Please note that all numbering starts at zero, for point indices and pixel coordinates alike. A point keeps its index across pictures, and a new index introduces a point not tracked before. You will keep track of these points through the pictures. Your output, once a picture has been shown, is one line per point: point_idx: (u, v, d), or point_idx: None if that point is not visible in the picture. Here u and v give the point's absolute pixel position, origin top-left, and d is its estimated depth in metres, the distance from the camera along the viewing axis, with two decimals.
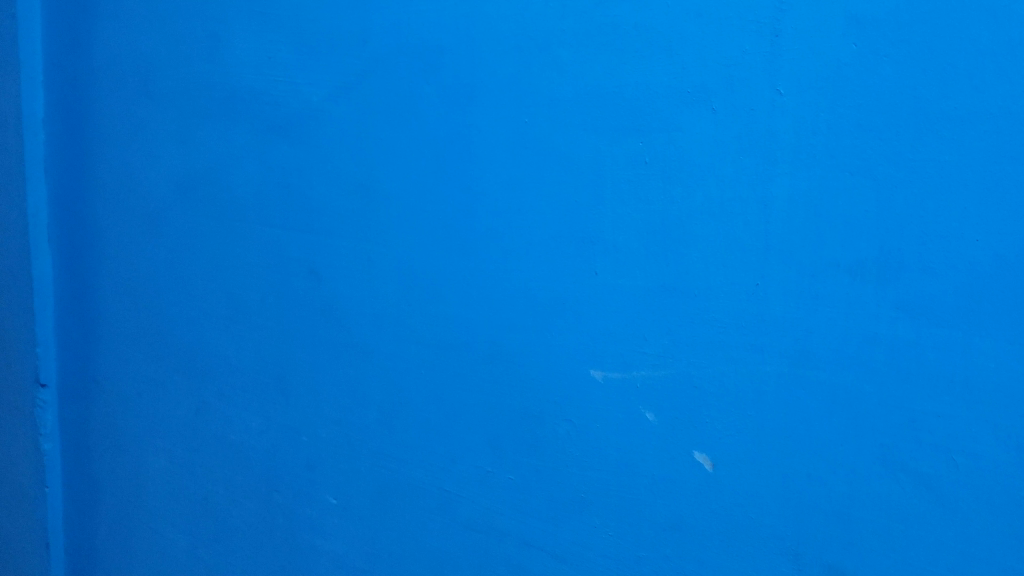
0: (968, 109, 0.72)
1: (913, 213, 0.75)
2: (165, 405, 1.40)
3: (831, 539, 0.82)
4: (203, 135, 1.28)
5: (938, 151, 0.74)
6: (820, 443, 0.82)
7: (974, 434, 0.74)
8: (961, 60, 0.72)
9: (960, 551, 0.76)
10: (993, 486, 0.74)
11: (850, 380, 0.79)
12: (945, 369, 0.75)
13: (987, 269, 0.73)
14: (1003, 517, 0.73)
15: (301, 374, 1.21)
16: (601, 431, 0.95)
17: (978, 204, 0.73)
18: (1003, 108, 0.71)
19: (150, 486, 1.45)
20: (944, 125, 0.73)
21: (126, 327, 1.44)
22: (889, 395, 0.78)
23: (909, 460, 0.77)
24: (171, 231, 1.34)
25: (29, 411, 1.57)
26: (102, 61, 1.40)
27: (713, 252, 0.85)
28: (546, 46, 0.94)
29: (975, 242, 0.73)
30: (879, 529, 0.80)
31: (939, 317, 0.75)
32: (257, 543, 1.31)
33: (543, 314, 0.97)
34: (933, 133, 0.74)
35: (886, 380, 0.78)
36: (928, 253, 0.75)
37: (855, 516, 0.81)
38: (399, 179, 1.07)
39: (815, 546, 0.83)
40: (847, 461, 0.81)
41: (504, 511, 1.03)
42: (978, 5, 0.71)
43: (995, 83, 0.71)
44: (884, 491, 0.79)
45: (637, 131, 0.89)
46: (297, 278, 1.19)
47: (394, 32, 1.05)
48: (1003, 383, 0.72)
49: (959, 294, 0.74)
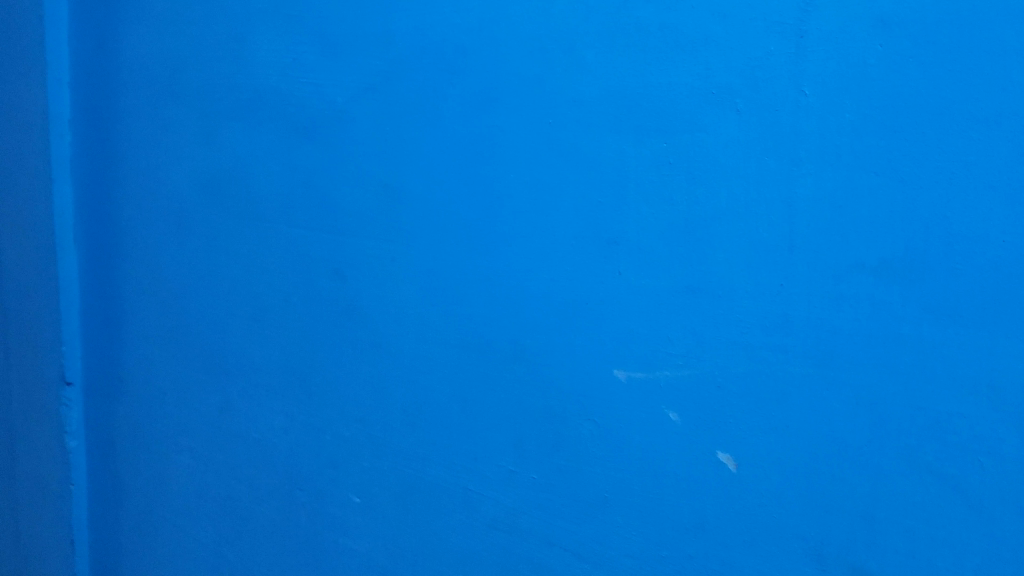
0: (925, 102, 0.77)
1: (916, 205, 0.78)
2: (189, 403, 1.46)
3: (809, 515, 0.86)
4: (230, 137, 1.32)
5: (897, 141, 0.78)
6: (798, 423, 0.86)
7: (942, 409, 0.78)
8: (916, 55, 0.77)
9: (928, 519, 0.80)
10: (959, 457, 0.78)
11: (876, 374, 0.81)
12: (911, 344, 0.79)
13: (944, 251, 0.77)
14: (974, 485, 0.77)
15: (331, 375, 1.24)
16: (598, 417, 0.98)
17: (940, 190, 0.77)
18: (962, 96, 0.75)
19: (179, 479, 1.50)
20: (905, 117, 0.78)
21: (157, 323, 1.49)
22: (862, 373, 0.82)
23: (884, 435, 0.81)
24: (203, 231, 1.38)
25: (55, 409, 1.65)
26: (131, 65, 1.46)
27: (734, 246, 0.87)
28: (572, 48, 0.95)
29: (942, 225, 0.77)
30: (852, 502, 0.83)
31: (915, 298, 0.79)
32: (282, 540, 1.35)
33: (573, 314, 0.99)
34: (895, 129, 0.78)
35: (857, 358, 0.82)
36: (914, 238, 0.78)
37: (852, 501, 0.84)
38: (421, 180, 1.10)
39: (794, 521, 0.87)
40: (826, 437, 0.84)
41: (525, 509, 1.05)
42: (931, 5, 0.76)
43: (949, 76, 0.75)
44: (854, 466, 0.83)
45: (662, 134, 0.90)
46: (322, 279, 1.22)
47: (417, 35, 1.08)
48: (966, 358, 0.77)
49: (928, 275, 0.78)
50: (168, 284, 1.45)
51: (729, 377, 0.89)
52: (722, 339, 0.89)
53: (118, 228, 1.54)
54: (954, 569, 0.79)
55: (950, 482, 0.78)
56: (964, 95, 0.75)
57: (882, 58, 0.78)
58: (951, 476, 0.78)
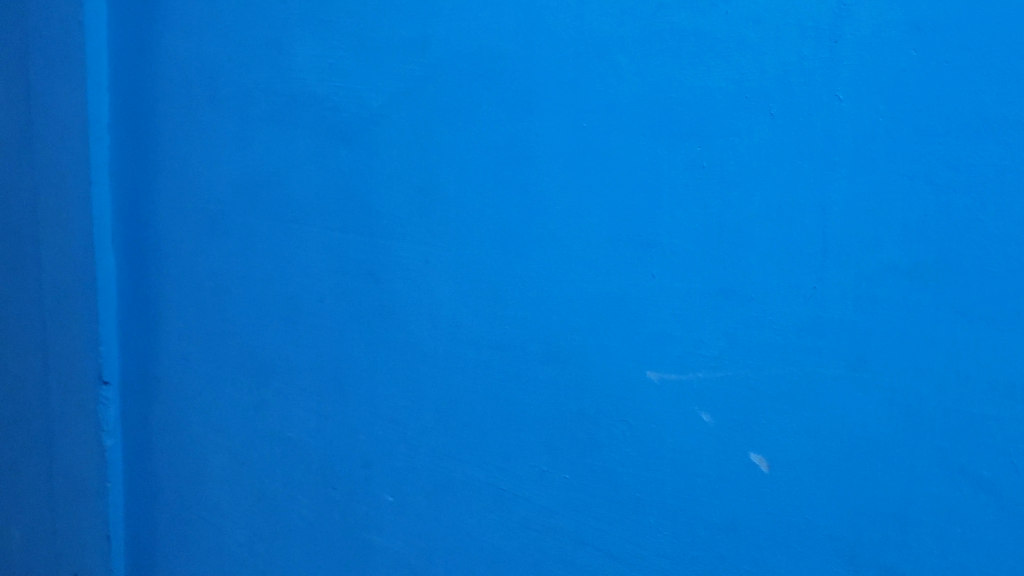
0: (959, 105, 0.77)
1: (950, 207, 0.78)
2: (224, 403, 1.48)
3: (841, 516, 0.86)
4: (267, 140, 1.33)
5: (932, 144, 0.78)
6: (832, 425, 0.85)
7: (976, 411, 0.78)
8: (949, 59, 0.77)
9: (963, 520, 0.79)
10: (993, 459, 0.77)
11: (909, 376, 0.81)
12: (944, 348, 0.79)
13: (978, 253, 0.77)
14: (1009, 488, 0.77)
15: (365, 376, 1.25)
16: (631, 418, 0.98)
17: (976, 193, 0.77)
18: (998, 98, 0.75)
19: (214, 477, 1.52)
20: (939, 120, 0.78)
21: (193, 323, 1.51)
22: (895, 375, 0.82)
23: (918, 436, 0.81)
24: (239, 233, 1.40)
25: (92, 408, 1.68)
26: (169, 70, 1.48)
27: (767, 249, 0.87)
28: (606, 52, 0.96)
29: (977, 227, 0.77)
30: (885, 502, 0.83)
31: (949, 300, 0.78)
32: (315, 538, 1.36)
33: (606, 316, 0.99)
34: (929, 132, 0.78)
35: (889, 360, 0.82)
36: (948, 241, 0.78)
37: (885, 503, 0.83)
38: (455, 183, 1.11)
39: (826, 522, 0.87)
40: (859, 439, 0.84)
41: (557, 509, 1.06)
42: (967, 7, 0.75)
43: (984, 79, 0.75)
44: (888, 467, 0.83)
45: (696, 137, 0.91)
46: (356, 280, 1.24)
47: (452, 39, 1.09)
48: (1000, 361, 0.76)
49: (964, 276, 0.78)
50: (204, 285, 1.47)
51: (761, 378, 0.89)
52: (754, 341, 0.89)
53: (156, 230, 1.56)
54: (989, 570, 0.79)
55: (985, 485, 0.78)
56: (999, 97, 0.75)
57: (916, 62, 0.78)
58: (986, 479, 0.78)
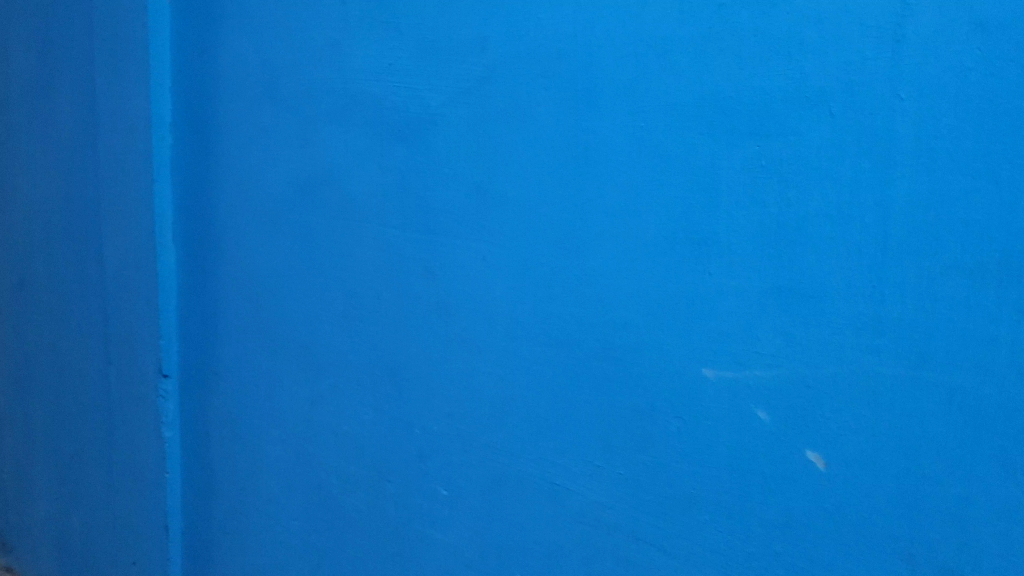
0: None
1: (1014, 208, 0.78)
2: (280, 396, 1.51)
3: (899, 515, 0.86)
4: (325, 139, 1.36)
5: (996, 144, 0.78)
6: (890, 423, 0.86)
7: None
8: (1016, 59, 0.77)
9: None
10: None
11: (970, 375, 0.81)
12: (1007, 347, 0.79)
13: None
14: None
15: (421, 371, 1.27)
16: (686, 415, 0.99)
17: None
18: None
19: (271, 469, 1.55)
20: (1004, 120, 0.78)
21: (252, 319, 1.54)
22: (956, 374, 0.82)
23: (979, 435, 0.81)
24: (297, 231, 1.43)
25: (152, 399, 1.74)
26: (230, 70, 1.51)
27: (826, 248, 0.88)
28: (665, 53, 0.97)
29: None
30: (945, 501, 0.84)
31: (1012, 300, 0.79)
32: (370, 530, 1.39)
33: (662, 314, 1.00)
34: (994, 131, 0.78)
35: (950, 359, 0.82)
36: (1011, 242, 0.78)
37: (944, 503, 0.84)
38: (512, 182, 1.12)
39: (883, 521, 0.87)
40: (919, 438, 0.84)
41: (610, 504, 1.07)
42: None
43: None
44: (948, 466, 0.83)
45: (755, 137, 0.91)
46: (414, 277, 1.26)
47: (511, 40, 1.10)
48: None
49: None
50: (262, 281, 1.51)
51: (818, 377, 0.90)
52: (812, 340, 0.90)
53: (215, 227, 1.59)
54: None
55: None
56: None
57: (981, 61, 0.79)
58: None
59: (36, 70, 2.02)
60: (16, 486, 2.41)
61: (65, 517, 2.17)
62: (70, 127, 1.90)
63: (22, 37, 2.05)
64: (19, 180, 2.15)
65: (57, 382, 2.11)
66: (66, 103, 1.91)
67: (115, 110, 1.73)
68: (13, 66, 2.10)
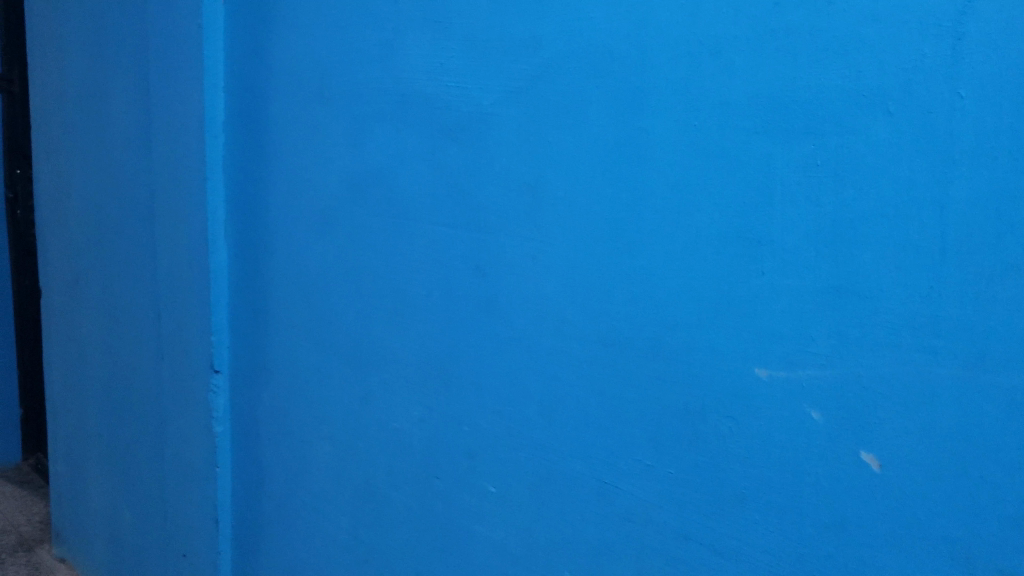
0: None
1: None
2: (329, 392, 1.53)
3: (955, 518, 0.85)
4: (376, 139, 1.37)
5: None
6: (948, 425, 0.85)
7: None
8: None
9: None
10: None
11: None
12: None
13: None
14: None
15: (470, 369, 1.28)
16: (737, 415, 0.99)
17: None
18: None
19: (319, 465, 1.57)
20: None
21: (302, 316, 1.56)
22: (1016, 375, 0.81)
23: None
24: (348, 229, 1.44)
25: (203, 394, 1.78)
26: (281, 70, 1.53)
27: (881, 247, 0.87)
28: (719, 52, 0.97)
29: None
30: (1004, 505, 0.82)
31: None
32: (416, 527, 1.40)
33: (713, 313, 1.00)
34: None
35: (1010, 360, 0.81)
36: None
37: (1004, 507, 0.82)
38: (564, 181, 1.13)
39: (940, 523, 0.86)
40: (977, 440, 0.83)
41: (659, 503, 1.07)
42: None
43: None
44: (1007, 469, 0.82)
45: (810, 136, 0.91)
46: (464, 275, 1.27)
47: (563, 40, 1.11)
48: None
49: None
50: (313, 279, 1.53)
51: (873, 377, 0.89)
52: (867, 340, 0.89)
53: (266, 226, 1.62)
54: None
55: None
56: None
57: None
58: None
59: (92, 71, 2.06)
60: (69, 479, 2.46)
61: (116, 509, 2.21)
62: (125, 127, 1.94)
63: (79, 39, 2.09)
64: (75, 178, 2.19)
65: (110, 376, 2.16)
66: (121, 103, 1.94)
67: (169, 111, 1.76)
68: (70, 67, 2.14)
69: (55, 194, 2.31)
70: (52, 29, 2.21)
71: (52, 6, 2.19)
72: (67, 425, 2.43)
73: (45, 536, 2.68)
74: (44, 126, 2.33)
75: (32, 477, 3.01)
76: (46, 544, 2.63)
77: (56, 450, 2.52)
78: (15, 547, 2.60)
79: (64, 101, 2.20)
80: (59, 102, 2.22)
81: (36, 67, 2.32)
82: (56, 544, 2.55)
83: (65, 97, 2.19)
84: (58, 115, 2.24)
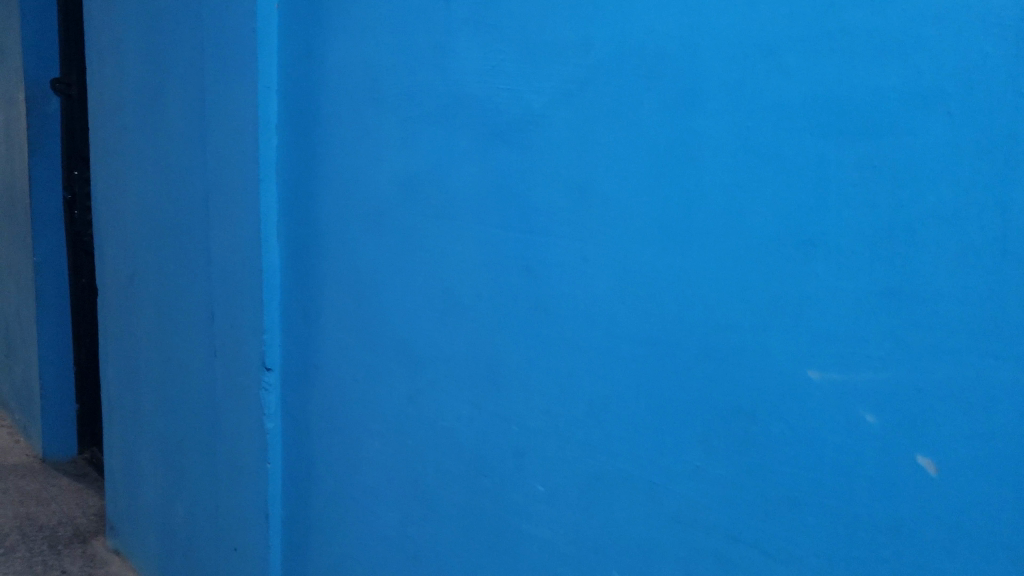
0: None
1: None
2: (379, 391, 1.55)
3: (1013, 524, 0.84)
4: (427, 140, 1.39)
5: None
6: (1006, 429, 0.84)
7: None
8: None
9: None
10: None
11: None
12: None
13: None
14: None
15: (519, 369, 1.29)
16: (790, 416, 0.99)
17: None
18: None
19: (369, 462, 1.59)
20: None
21: (353, 315, 1.58)
22: None
23: None
24: (399, 230, 1.46)
25: (256, 391, 1.81)
26: (334, 73, 1.56)
27: (939, 249, 0.87)
28: (773, 54, 0.97)
29: None
30: None
31: None
32: (464, 524, 1.41)
33: (766, 314, 1.00)
34: None
35: None
36: None
37: None
38: (615, 182, 1.13)
39: (997, 530, 0.85)
40: None
41: (709, 503, 1.08)
42: None
43: None
44: None
45: (866, 137, 0.91)
46: (514, 276, 1.28)
47: (615, 42, 1.12)
48: None
49: None
50: (363, 279, 1.55)
51: (930, 380, 0.89)
52: (924, 343, 0.89)
53: (318, 226, 1.64)
54: None
55: None
56: None
57: None
58: None
59: (148, 74, 2.10)
60: (123, 473, 2.51)
61: (169, 503, 2.25)
62: (180, 129, 1.98)
63: (136, 43, 2.14)
64: (131, 179, 2.24)
65: (164, 373, 2.20)
66: (177, 106, 1.98)
67: (223, 113, 1.79)
68: (127, 71, 2.19)
69: (112, 194, 2.36)
70: (110, 34, 2.26)
71: (110, 11, 2.24)
72: (122, 421, 2.49)
73: (100, 529, 2.74)
74: (101, 128, 2.38)
75: (87, 471, 3.08)
76: (101, 536, 2.69)
77: (111, 445, 2.57)
78: (71, 539, 2.66)
79: (121, 104, 2.25)
80: (116, 104, 2.28)
81: (94, 70, 2.37)
82: (110, 537, 2.61)
83: (122, 100, 2.24)
84: (116, 117, 2.29)
